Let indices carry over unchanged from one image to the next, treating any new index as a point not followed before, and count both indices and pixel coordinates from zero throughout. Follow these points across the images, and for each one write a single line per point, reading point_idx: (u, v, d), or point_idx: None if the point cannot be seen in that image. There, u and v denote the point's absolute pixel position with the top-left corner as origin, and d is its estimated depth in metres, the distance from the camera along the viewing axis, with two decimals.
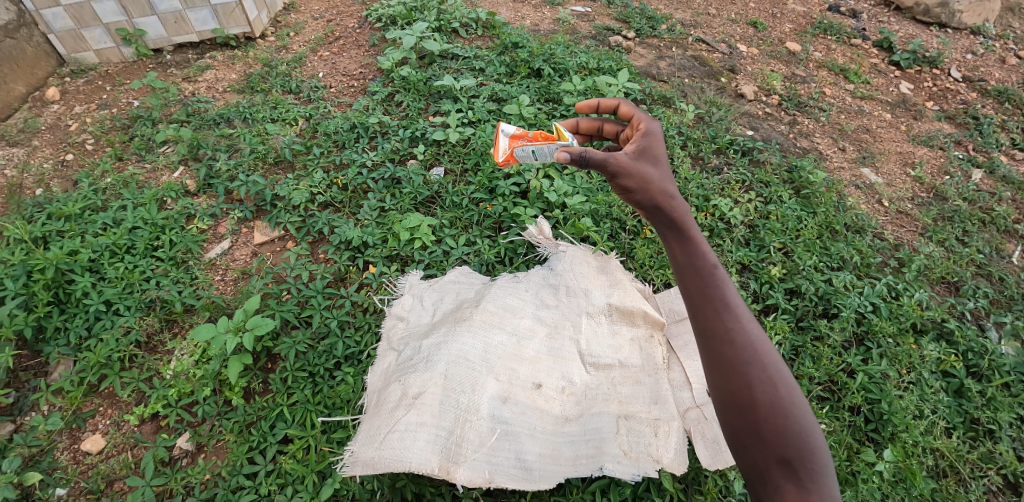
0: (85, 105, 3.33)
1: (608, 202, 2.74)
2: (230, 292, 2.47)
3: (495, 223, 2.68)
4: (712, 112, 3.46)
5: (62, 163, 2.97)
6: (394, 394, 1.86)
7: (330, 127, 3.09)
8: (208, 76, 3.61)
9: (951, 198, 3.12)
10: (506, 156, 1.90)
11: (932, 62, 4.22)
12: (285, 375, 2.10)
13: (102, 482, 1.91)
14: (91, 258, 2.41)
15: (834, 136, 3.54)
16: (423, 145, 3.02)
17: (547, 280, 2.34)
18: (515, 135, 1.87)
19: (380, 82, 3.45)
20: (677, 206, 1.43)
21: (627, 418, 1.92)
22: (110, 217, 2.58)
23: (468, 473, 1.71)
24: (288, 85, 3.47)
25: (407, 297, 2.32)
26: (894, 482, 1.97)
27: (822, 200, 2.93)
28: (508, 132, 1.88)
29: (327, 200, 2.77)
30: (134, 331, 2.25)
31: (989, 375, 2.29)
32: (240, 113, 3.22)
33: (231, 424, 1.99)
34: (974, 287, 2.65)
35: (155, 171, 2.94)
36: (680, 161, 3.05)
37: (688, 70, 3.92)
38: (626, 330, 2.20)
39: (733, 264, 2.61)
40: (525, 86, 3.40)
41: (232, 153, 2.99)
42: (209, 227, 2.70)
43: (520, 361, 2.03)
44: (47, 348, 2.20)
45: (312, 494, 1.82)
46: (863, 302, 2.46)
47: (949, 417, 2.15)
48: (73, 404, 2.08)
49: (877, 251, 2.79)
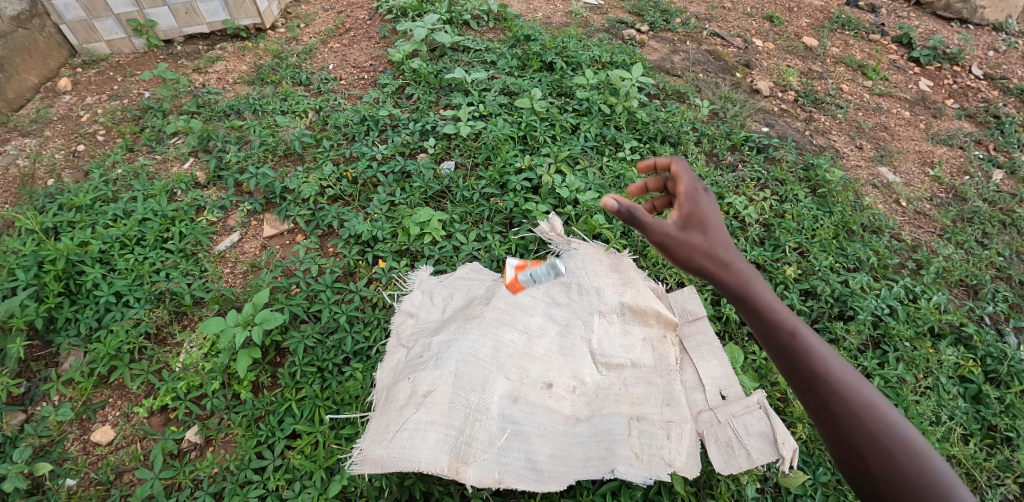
0: (96, 96, 3.33)
1: (621, 199, 2.71)
2: (240, 285, 2.47)
3: (506, 219, 2.66)
4: (726, 108, 3.40)
5: (74, 153, 2.98)
6: (404, 391, 1.84)
7: (340, 119, 3.07)
8: (218, 67, 3.60)
9: (972, 198, 3.05)
10: (513, 281, 2.26)
11: (953, 59, 4.13)
12: (294, 370, 2.10)
13: (111, 473, 1.92)
14: (102, 249, 2.40)
15: (851, 133, 3.48)
16: (434, 139, 3.00)
17: (558, 279, 2.31)
18: (518, 266, 2.32)
19: (391, 75, 3.43)
20: (732, 265, 1.30)
21: (639, 420, 1.89)
22: (121, 209, 2.58)
23: (478, 473, 1.70)
24: (298, 77, 3.45)
25: (417, 292, 2.29)
26: None
27: (839, 199, 2.86)
28: (512, 265, 2.34)
29: (337, 193, 2.75)
30: (143, 323, 2.25)
31: (1008, 381, 2.24)
32: (250, 105, 3.20)
33: (240, 418, 2.00)
34: (993, 291, 2.59)
35: (165, 162, 2.95)
36: (694, 158, 3.01)
37: (702, 64, 3.86)
38: (638, 329, 2.17)
39: (747, 263, 2.57)
40: (537, 79, 3.36)
41: (242, 145, 2.98)
42: (218, 220, 2.70)
43: (530, 361, 2.00)
44: (58, 339, 2.20)
45: (320, 491, 1.81)
46: (880, 305, 2.41)
47: (966, 424, 2.11)
48: (83, 395, 2.08)
49: (894, 252, 2.73)
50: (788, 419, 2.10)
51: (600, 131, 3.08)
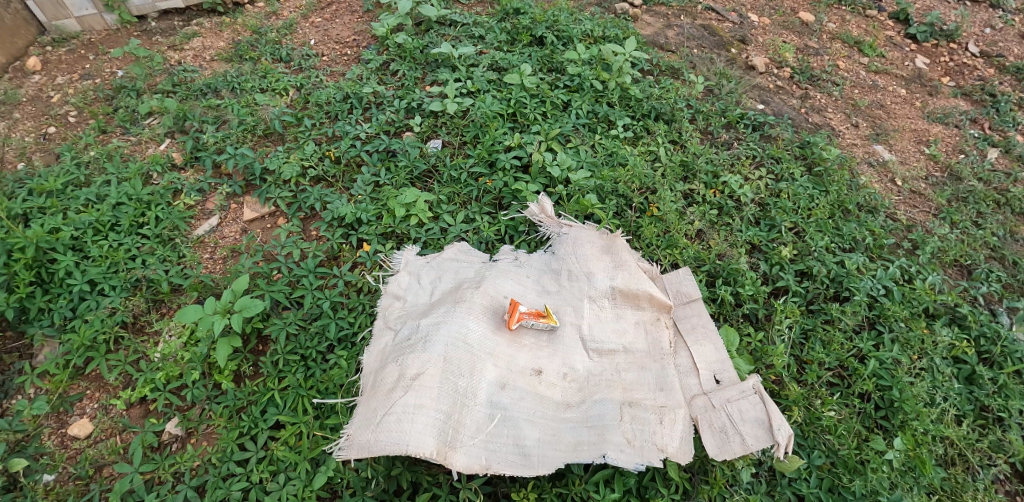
0: (68, 76, 3.17)
1: (614, 178, 2.63)
2: (219, 271, 2.38)
3: (495, 199, 2.59)
4: (721, 85, 3.31)
5: (44, 136, 2.84)
6: (391, 376, 1.78)
7: (321, 97, 2.95)
8: (194, 44, 3.43)
9: (967, 177, 3.01)
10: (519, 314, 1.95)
11: (949, 36, 4.04)
12: (276, 358, 2.03)
13: (90, 467, 1.85)
14: (74, 236, 2.29)
15: (847, 111, 3.41)
16: (420, 117, 2.89)
17: (549, 265, 2.26)
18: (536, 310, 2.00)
19: (375, 50, 3.30)
20: None
21: (631, 405, 1.85)
22: (94, 193, 2.46)
23: (465, 460, 1.65)
24: (278, 53, 3.30)
25: (403, 275, 2.21)
26: (904, 471, 1.92)
27: (835, 178, 2.80)
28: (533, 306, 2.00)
29: (319, 175, 2.65)
30: (119, 312, 2.16)
31: (1001, 362, 2.23)
32: (228, 83, 3.06)
33: (222, 409, 1.94)
34: (987, 271, 2.57)
35: (140, 144, 2.82)
36: (688, 135, 2.93)
37: (697, 39, 3.76)
38: (631, 313, 2.12)
39: (742, 244, 2.52)
40: (527, 54, 3.25)
41: (220, 125, 2.86)
42: (196, 203, 2.59)
43: (519, 346, 1.94)
44: (31, 330, 2.11)
45: (305, 482, 1.76)
46: (876, 285, 2.37)
47: (959, 405, 2.10)
48: (58, 387, 2.01)
49: (890, 232, 2.69)
50: (783, 402, 2.07)
51: (592, 108, 2.99)
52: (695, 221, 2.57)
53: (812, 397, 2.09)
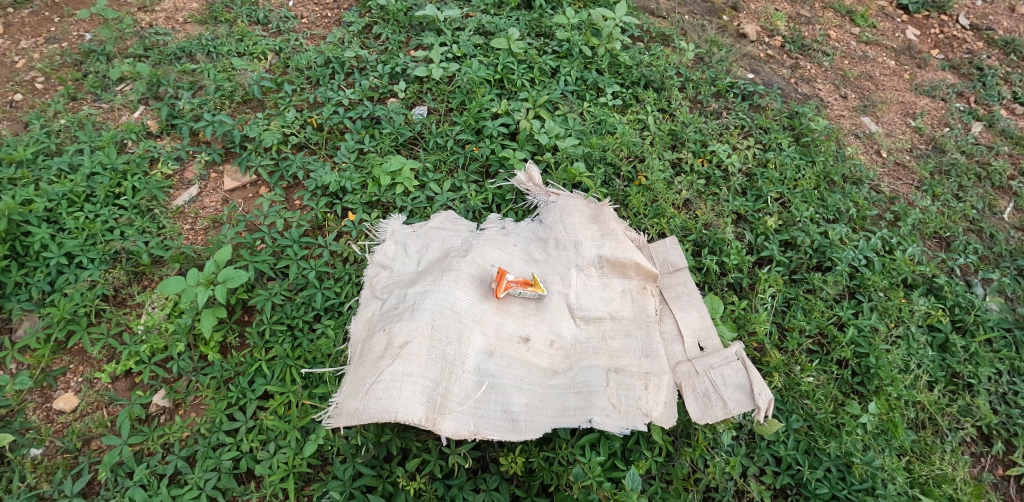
0: (32, 39, 3.02)
1: (602, 145, 2.61)
2: (201, 242, 2.34)
3: (482, 168, 2.56)
4: (712, 53, 3.27)
5: (10, 104, 2.71)
6: (380, 344, 1.78)
7: (302, 61, 2.85)
8: (165, 5, 3.27)
9: (950, 150, 3.03)
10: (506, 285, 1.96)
11: (941, 8, 4.02)
12: (262, 329, 2.02)
13: (78, 441, 1.84)
14: (47, 207, 2.22)
15: (835, 82, 3.40)
16: (405, 83, 2.82)
17: (537, 234, 2.26)
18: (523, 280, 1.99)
19: (357, 13, 3.18)
20: None
21: (617, 372, 1.88)
22: (66, 163, 2.38)
23: (454, 426, 1.67)
24: (255, 15, 3.17)
25: (390, 244, 2.19)
26: (877, 433, 1.99)
27: (822, 148, 2.82)
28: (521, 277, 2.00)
29: (301, 142, 2.59)
30: (99, 285, 2.12)
31: (973, 330, 2.30)
32: (203, 46, 2.94)
33: (209, 379, 1.93)
34: (965, 243, 2.62)
35: (113, 111, 2.71)
36: (678, 104, 2.91)
37: (689, 5, 3.68)
38: (618, 282, 2.14)
39: (729, 214, 2.53)
40: (514, 18, 3.16)
41: (196, 91, 2.76)
42: (174, 172, 2.52)
43: (506, 314, 1.95)
44: (8, 304, 2.06)
45: (295, 450, 1.78)
46: (857, 256, 2.41)
47: (932, 371, 2.16)
48: (40, 362, 1.97)
49: (873, 204, 2.72)
50: (764, 368, 2.12)
51: (581, 75, 2.94)
52: (682, 190, 2.57)
53: (792, 363, 2.15)
